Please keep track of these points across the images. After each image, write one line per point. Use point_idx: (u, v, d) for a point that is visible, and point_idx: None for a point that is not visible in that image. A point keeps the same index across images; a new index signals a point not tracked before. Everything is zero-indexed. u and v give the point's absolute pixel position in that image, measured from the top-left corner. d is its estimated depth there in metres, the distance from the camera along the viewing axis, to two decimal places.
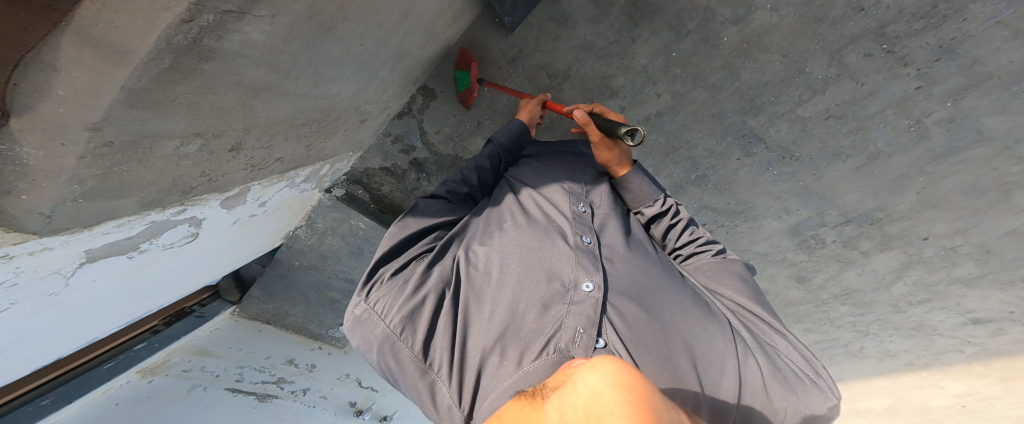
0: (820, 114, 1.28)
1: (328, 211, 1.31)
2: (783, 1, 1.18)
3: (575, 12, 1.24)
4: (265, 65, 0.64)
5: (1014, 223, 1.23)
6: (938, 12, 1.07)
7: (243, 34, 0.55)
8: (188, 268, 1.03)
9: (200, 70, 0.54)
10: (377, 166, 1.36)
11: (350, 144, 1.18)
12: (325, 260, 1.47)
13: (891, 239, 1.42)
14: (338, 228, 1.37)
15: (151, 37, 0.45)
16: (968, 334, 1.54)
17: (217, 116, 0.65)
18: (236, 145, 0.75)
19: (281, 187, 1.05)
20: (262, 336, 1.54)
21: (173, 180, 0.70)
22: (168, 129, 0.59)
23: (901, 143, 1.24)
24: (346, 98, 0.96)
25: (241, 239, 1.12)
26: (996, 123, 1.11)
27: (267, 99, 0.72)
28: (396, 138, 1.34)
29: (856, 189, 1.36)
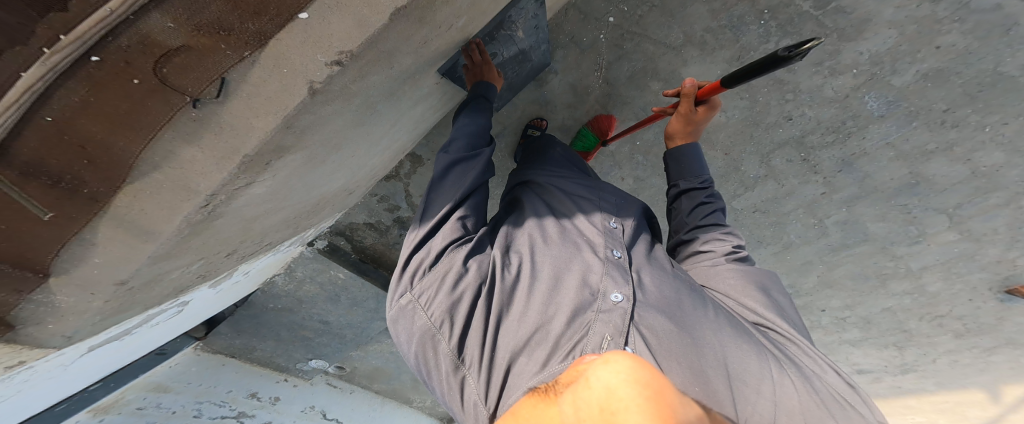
0: (749, 208, 1.61)
1: (309, 262, 1.45)
2: (729, 104, 1.41)
3: (556, 98, 1.34)
4: (265, 201, 0.88)
5: (889, 302, 1.79)
6: (846, 127, 1.38)
7: (248, 194, 0.79)
8: (170, 326, 1.26)
9: (210, 226, 0.80)
10: (361, 221, 1.52)
11: (337, 207, 1.34)
12: (301, 303, 1.61)
13: (798, 309, 1.95)
14: (317, 276, 1.52)
15: (174, 220, 0.70)
16: (855, 380, 2.29)
17: (213, 241, 0.89)
18: (229, 251, 1.01)
19: (266, 257, 1.23)
20: (226, 369, 1.74)
21: (175, 284, 0.98)
22: (177, 263, 0.87)
23: (809, 236, 1.65)
24: (336, 187, 1.13)
25: (224, 296, 1.32)
26: (876, 228, 1.57)
27: (263, 211, 0.92)
28: (381, 198, 1.46)
29: (775, 268, 1.78)
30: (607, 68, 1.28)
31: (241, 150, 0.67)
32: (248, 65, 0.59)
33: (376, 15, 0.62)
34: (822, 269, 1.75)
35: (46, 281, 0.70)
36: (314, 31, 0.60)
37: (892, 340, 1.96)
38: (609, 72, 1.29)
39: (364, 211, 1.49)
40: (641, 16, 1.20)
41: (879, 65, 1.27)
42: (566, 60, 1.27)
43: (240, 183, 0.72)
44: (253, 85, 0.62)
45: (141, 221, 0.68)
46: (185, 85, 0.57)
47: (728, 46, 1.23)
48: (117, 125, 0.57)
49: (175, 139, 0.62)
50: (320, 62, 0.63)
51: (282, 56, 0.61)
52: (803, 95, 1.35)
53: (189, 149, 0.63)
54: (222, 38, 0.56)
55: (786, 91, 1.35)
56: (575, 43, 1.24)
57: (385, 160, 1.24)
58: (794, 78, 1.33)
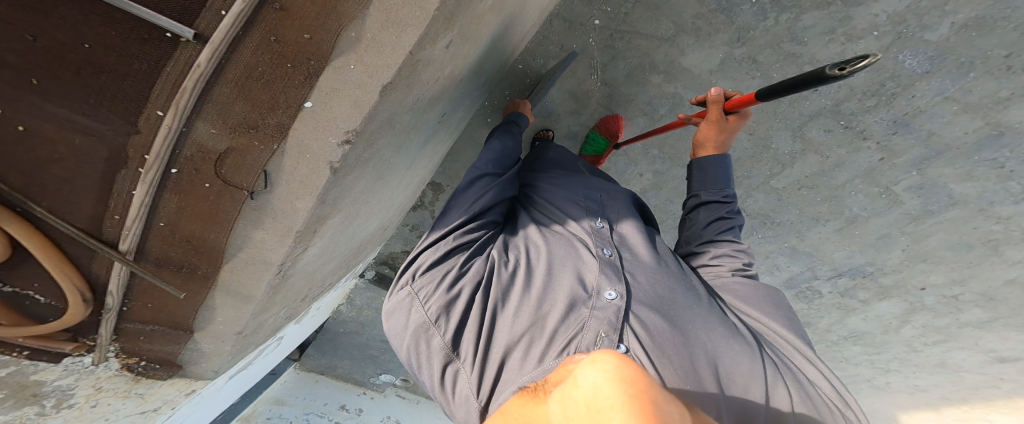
0: (793, 185, 1.48)
1: (365, 291, 1.74)
2: (742, 84, 1.28)
3: (558, 107, 1.39)
4: (321, 253, 1.17)
5: (1012, 273, 1.46)
6: (886, 89, 1.24)
7: (308, 252, 1.07)
8: (277, 353, 1.62)
9: (286, 281, 1.10)
10: (399, 249, 1.66)
11: (376, 240, 1.51)
12: (363, 326, 1.87)
13: (889, 290, 1.68)
14: (372, 303, 1.78)
15: (259, 285, 1.02)
16: (999, 371, 1.76)
17: (287, 293, 1.19)
18: (305, 295, 1.33)
19: (330, 294, 1.55)
20: (320, 384, 2.08)
21: (274, 325, 1.33)
22: (271, 311, 1.20)
23: (876, 207, 1.45)
24: (370, 228, 1.35)
25: (308, 324, 1.65)
26: (964, 189, 1.33)
27: (321, 258, 1.21)
28: (412, 227, 1.61)
29: (844, 247, 1.59)
30: (602, 69, 1.30)
31: (293, 227, 0.93)
32: (279, 157, 0.83)
33: (366, 95, 0.77)
34: (907, 242, 1.51)
35: (193, 334, 1.09)
36: (319, 119, 0.80)
37: None
38: (606, 73, 1.30)
39: (400, 242, 1.64)
40: (626, 14, 1.21)
41: (902, 23, 1.15)
42: (560, 70, 1.32)
43: (298, 248, 0.99)
44: (288, 172, 0.85)
45: (241, 287, 1.01)
46: (243, 181, 0.84)
47: (726, 28, 1.21)
48: (210, 221, 0.89)
49: (248, 226, 0.92)
50: (333, 143, 0.82)
51: (305, 147, 0.82)
52: (823, 64, 1.22)
53: (258, 232, 0.93)
54: (254, 140, 0.80)
55: (802, 64, 1.22)
56: (565, 51, 1.28)
57: (408, 192, 1.38)
58: (807, 50, 1.20)
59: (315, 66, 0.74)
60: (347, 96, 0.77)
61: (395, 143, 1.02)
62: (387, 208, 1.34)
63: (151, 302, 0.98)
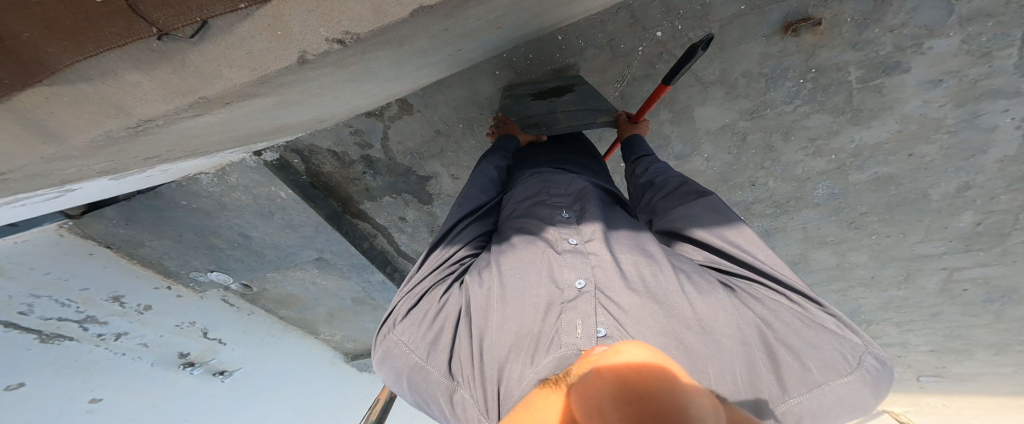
0: None
1: (250, 172, 1.35)
2: (716, 157, 1.41)
3: None
4: (213, 126, 0.85)
5: None
6: (787, 204, 1.52)
7: (193, 121, 0.75)
8: (42, 205, 1.01)
9: (133, 140, 0.74)
10: (324, 147, 1.42)
11: (300, 129, 1.25)
12: (219, 209, 1.43)
13: None
14: (253, 187, 1.39)
15: (91, 133, 0.64)
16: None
17: (126, 151, 0.80)
18: (153, 157, 0.92)
19: (193, 161, 1.11)
20: (93, 262, 1.37)
21: (81, 178, 0.86)
22: (77, 166, 0.77)
23: None
24: (305, 117, 1.09)
25: (126, 182, 1.09)
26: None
27: (202, 135, 0.89)
28: (355, 132, 1.36)
29: None
30: (628, 82, 1.22)
31: (198, 91, 0.64)
32: (234, 18, 0.54)
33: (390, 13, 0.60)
34: None
35: None
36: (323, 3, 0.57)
37: None
38: (629, 87, 1.23)
39: (330, 136, 1.38)
40: (689, 39, 1.12)
41: (855, 157, 1.34)
42: (594, 61, 1.19)
43: (185, 109, 0.67)
44: (237, 36, 0.57)
45: (52, 126, 0.60)
46: (165, 21, 0.50)
47: (754, 96, 1.23)
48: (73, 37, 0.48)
49: (123, 64, 0.55)
50: (322, 36, 0.61)
51: (281, 20, 0.57)
52: (776, 167, 1.41)
53: (135, 76, 0.57)
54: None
55: (768, 158, 1.39)
56: (611, 46, 1.16)
57: (371, 99, 1.15)
58: (779, 150, 1.36)
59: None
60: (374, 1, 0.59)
61: (390, 61, 0.82)
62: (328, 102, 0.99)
63: None
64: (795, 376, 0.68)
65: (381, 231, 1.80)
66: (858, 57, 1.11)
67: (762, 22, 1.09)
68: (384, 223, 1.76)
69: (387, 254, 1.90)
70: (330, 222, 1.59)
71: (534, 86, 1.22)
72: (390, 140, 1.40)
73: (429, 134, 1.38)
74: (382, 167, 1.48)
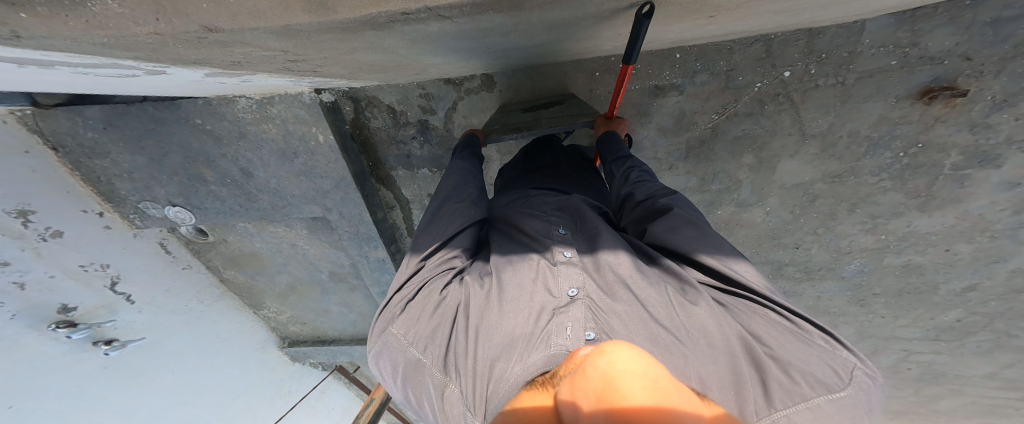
0: None
1: (298, 107, 1.23)
2: (776, 213, 1.38)
3: (656, 116, 1.27)
4: (408, 40, 0.66)
5: None
6: (816, 271, 1.50)
7: (430, 25, 0.60)
8: (95, 82, 0.87)
9: (361, 33, 0.60)
10: (386, 102, 1.32)
11: (385, 79, 1.09)
12: (234, 136, 1.28)
13: None
14: (291, 123, 1.26)
15: (363, 11, 0.52)
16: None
17: (314, 47, 0.65)
18: (297, 60, 0.74)
19: (281, 80, 0.95)
20: (24, 163, 1.16)
21: (206, 58, 0.69)
22: (261, 43, 0.62)
23: None
24: (428, 63, 0.88)
25: (191, 85, 0.98)
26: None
27: (369, 51, 0.71)
28: (425, 95, 1.28)
29: None
30: (728, 116, 1.23)
31: None
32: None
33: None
34: None
35: None
36: None
37: None
38: (724, 124, 1.25)
39: (392, 95, 1.28)
40: (817, 85, 1.14)
41: (901, 240, 1.34)
42: (700, 88, 1.20)
43: (446, 15, 0.56)
44: None
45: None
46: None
47: (846, 159, 1.22)
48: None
49: None
50: None
51: None
52: (825, 236, 1.40)
53: None
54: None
55: (824, 225, 1.37)
56: (728, 76, 1.17)
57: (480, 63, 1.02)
58: (838, 220, 1.35)
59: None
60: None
61: (601, 14, 0.70)
62: (439, 63, 0.89)
63: None
64: (784, 391, 0.58)
65: (402, 204, 1.60)
66: (970, 141, 1.10)
67: (904, 82, 1.08)
68: (408, 196, 1.58)
69: (395, 231, 1.68)
70: (356, 179, 1.42)
71: (524, 104, 1.24)
72: (456, 112, 1.31)
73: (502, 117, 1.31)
74: (435, 137, 1.37)
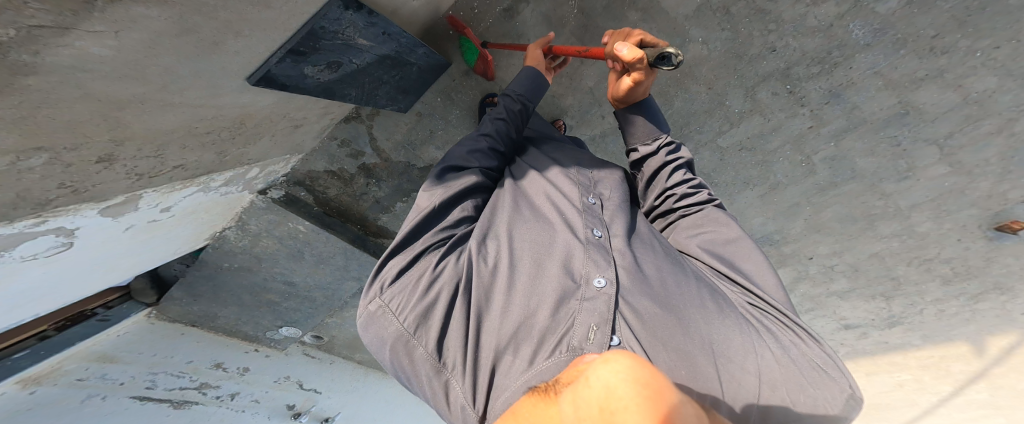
0: (734, 146, 1.43)
1: (263, 213, 1.37)
2: (713, 34, 1.22)
3: (529, 30, 1.25)
4: (125, 79, 0.58)
5: (876, 246, 1.62)
6: (832, 59, 1.20)
7: (75, 49, 0.47)
8: (38, 288, 0.88)
9: (20, 85, 0.46)
10: (322, 169, 1.43)
11: (286, 146, 1.23)
12: (257, 262, 1.52)
13: (786, 257, 1.80)
14: (275, 230, 1.44)
15: None
16: (841, 337, 2.11)
17: (65, 128, 0.57)
18: (106, 155, 0.69)
19: (188, 190, 0.99)
20: (185, 339, 1.58)
21: (19, 193, 0.60)
22: (0, 142, 0.50)
23: (796, 175, 1.48)
24: (266, 106, 0.95)
25: (133, 244, 1.02)
26: (864, 164, 1.38)
27: (138, 110, 0.65)
28: (341, 143, 1.39)
29: (761, 214, 1.64)
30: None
31: None
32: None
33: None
34: (809, 211, 1.59)
35: None
36: None
37: (879, 290, 1.78)
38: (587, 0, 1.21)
39: (323, 158, 1.40)
40: None
41: None
42: None
43: (57, 20, 0.43)
44: None
45: None
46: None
47: None
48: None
49: None
50: None
51: None
52: (786, 24, 1.17)
53: None
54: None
55: (768, 20, 1.18)
56: None
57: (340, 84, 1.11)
58: (776, 7, 1.15)
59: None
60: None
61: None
62: (276, 103, 0.97)
63: None
64: (789, 414, 0.67)
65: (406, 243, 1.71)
66: None
67: None
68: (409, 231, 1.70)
69: None
70: (356, 245, 1.57)
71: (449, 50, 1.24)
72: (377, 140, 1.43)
73: (412, 119, 1.40)
74: (381, 172, 1.50)
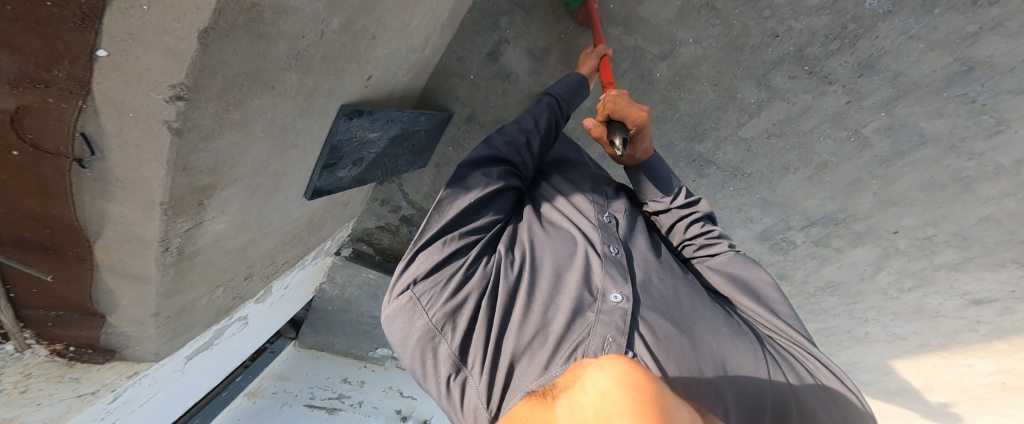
0: (760, 135, 1.25)
1: (342, 268, 1.68)
2: (703, 33, 1.15)
3: (515, 69, 1.33)
4: (242, 232, 0.83)
5: (984, 211, 1.18)
6: (850, 32, 1.05)
7: (211, 231, 0.71)
8: (244, 347, 1.37)
9: (198, 261, 0.75)
10: (374, 225, 1.67)
11: (346, 216, 1.50)
12: (350, 303, 1.85)
13: (860, 236, 1.36)
14: (354, 279, 1.73)
15: (150, 264, 0.65)
16: (975, 314, 1.39)
17: (230, 271, 0.92)
18: (249, 275, 1.04)
19: (298, 271, 1.36)
20: (321, 360, 2.02)
21: (222, 309, 1.03)
22: (201, 293, 0.86)
23: (845, 153, 1.21)
24: (321, 208, 1.19)
25: (280, 309, 1.46)
26: (934, 127, 1.10)
27: (258, 242, 0.95)
28: (382, 201, 1.61)
29: (814, 195, 1.33)
30: (557, 23, 1.26)
31: (155, 198, 0.56)
32: (93, 116, 0.46)
33: (180, 43, 0.44)
34: (877, 185, 1.25)
35: (107, 319, 0.73)
36: (126, 71, 0.44)
37: (1007, 256, 1.23)
38: (561, 28, 1.26)
39: (372, 217, 1.64)
40: None
41: None
42: (514, 27, 1.27)
43: (195, 220, 0.65)
44: (118, 136, 0.49)
45: (130, 269, 0.65)
46: (50, 146, 0.47)
47: None
48: (45, 195, 0.51)
49: (97, 199, 0.54)
50: (157, 99, 0.47)
51: (116, 99, 0.46)
52: (783, 8, 1.06)
53: (113, 206, 0.55)
54: (44, 94, 0.44)
55: (760, 7, 1.08)
56: (517, 4, 1.24)
57: None
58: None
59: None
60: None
61: None
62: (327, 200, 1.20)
63: (52, 246, 0.57)
64: None
65: None
66: None
67: None
68: None
69: None
70: None
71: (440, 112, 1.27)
72: (410, 193, 1.60)
73: (433, 170, 1.55)
74: (418, 218, 1.65)
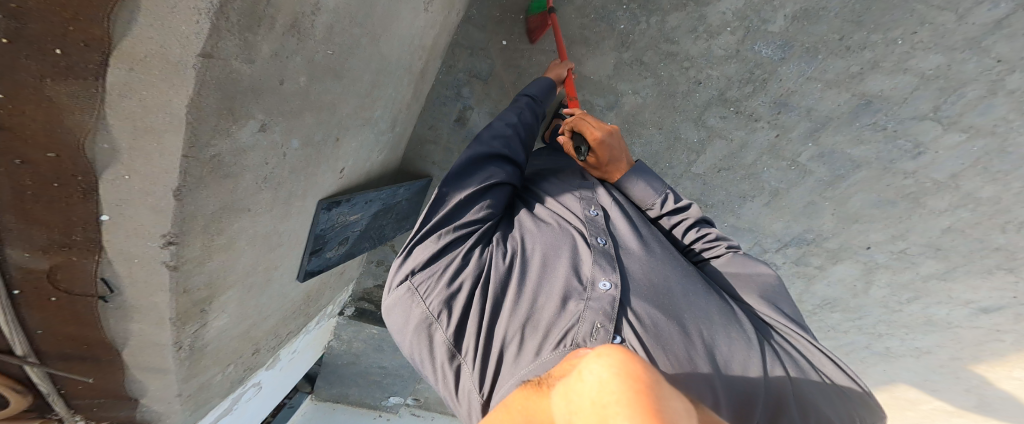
0: (711, 169, 1.33)
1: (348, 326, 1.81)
2: (638, 84, 1.26)
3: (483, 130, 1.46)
4: (243, 318, 0.96)
5: (944, 222, 1.23)
6: (757, 77, 1.18)
7: (214, 327, 0.84)
8: (260, 407, 1.48)
9: (205, 352, 0.88)
10: (373, 284, 1.83)
11: (344, 279, 1.62)
12: (359, 356, 1.96)
13: (837, 253, 1.38)
14: (360, 335, 1.85)
15: (167, 360, 0.78)
16: (991, 323, 1.34)
17: (237, 351, 1.05)
18: (255, 350, 1.17)
19: (302, 336, 1.50)
20: (338, 411, 2.13)
21: (235, 380, 1.15)
22: (213, 373, 0.99)
23: (790, 178, 1.29)
24: (318, 281, 1.33)
25: (291, 369, 1.58)
26: (861, 152, 1.20)
27: (259, 324, 1.08)
28: (378, 262, 1.77)
29: (778, 218, 1.37)
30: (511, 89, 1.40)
31: (166, 315, 0.69)
32: (108, 265, 0.61)
33: (160, 201, 0.57)
34: (833, 206, 1.30)
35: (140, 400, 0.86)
36: (125, 229, 0.58)
37: (992, 263, 1.25)
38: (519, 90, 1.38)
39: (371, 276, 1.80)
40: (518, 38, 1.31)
41: (746, 18, 1.13)
42: (475, 94, 1.41)
43: (200, 323, 0.78)
44: (128, 276, 0.63)
45: (152, 363, 0.78)
46: (79, 290, 0.62)
47: (608, 34, 1.22)
48: (79, 322, 0.66)
49: (120, 319, 0.68)
50: (152, 246, 0.60)
51: (121, 250, 0.60)
52: (698, 59, 1.20)
53: (132, 324, 0.69)
54: (69, 253, 0.59)
55: (680, 60, 1.21)
56: (475, 76, 1.38)
57: None
58: (681, 48, 1.19)
59: (95, 56, 0.46)
60: (153, 160, 0.54)
61: None
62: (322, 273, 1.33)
63: (89, 356, 0.72)
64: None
65: None
66: None
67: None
68: None
69: None
70: None
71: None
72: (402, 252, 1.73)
73: None
74: None
